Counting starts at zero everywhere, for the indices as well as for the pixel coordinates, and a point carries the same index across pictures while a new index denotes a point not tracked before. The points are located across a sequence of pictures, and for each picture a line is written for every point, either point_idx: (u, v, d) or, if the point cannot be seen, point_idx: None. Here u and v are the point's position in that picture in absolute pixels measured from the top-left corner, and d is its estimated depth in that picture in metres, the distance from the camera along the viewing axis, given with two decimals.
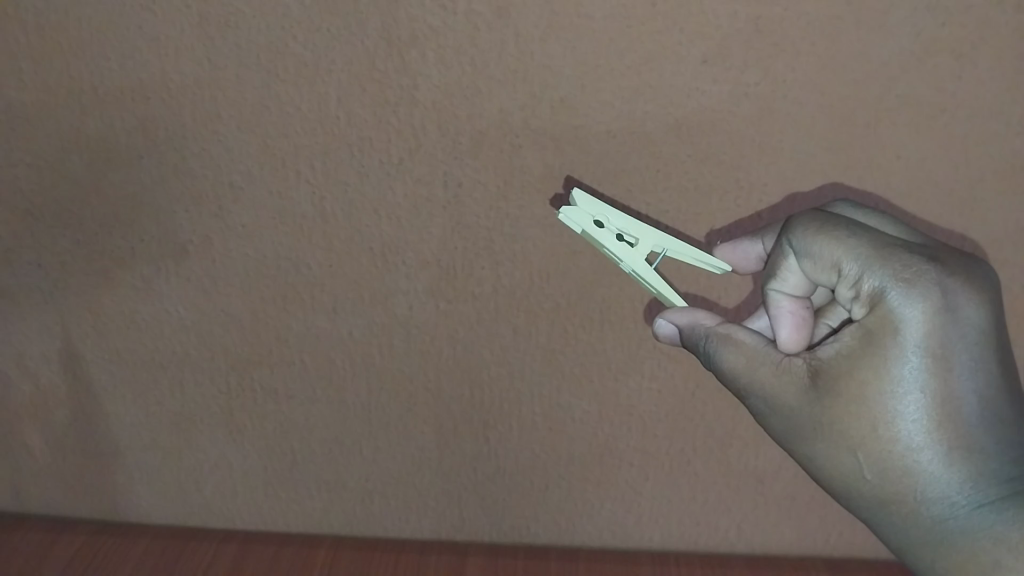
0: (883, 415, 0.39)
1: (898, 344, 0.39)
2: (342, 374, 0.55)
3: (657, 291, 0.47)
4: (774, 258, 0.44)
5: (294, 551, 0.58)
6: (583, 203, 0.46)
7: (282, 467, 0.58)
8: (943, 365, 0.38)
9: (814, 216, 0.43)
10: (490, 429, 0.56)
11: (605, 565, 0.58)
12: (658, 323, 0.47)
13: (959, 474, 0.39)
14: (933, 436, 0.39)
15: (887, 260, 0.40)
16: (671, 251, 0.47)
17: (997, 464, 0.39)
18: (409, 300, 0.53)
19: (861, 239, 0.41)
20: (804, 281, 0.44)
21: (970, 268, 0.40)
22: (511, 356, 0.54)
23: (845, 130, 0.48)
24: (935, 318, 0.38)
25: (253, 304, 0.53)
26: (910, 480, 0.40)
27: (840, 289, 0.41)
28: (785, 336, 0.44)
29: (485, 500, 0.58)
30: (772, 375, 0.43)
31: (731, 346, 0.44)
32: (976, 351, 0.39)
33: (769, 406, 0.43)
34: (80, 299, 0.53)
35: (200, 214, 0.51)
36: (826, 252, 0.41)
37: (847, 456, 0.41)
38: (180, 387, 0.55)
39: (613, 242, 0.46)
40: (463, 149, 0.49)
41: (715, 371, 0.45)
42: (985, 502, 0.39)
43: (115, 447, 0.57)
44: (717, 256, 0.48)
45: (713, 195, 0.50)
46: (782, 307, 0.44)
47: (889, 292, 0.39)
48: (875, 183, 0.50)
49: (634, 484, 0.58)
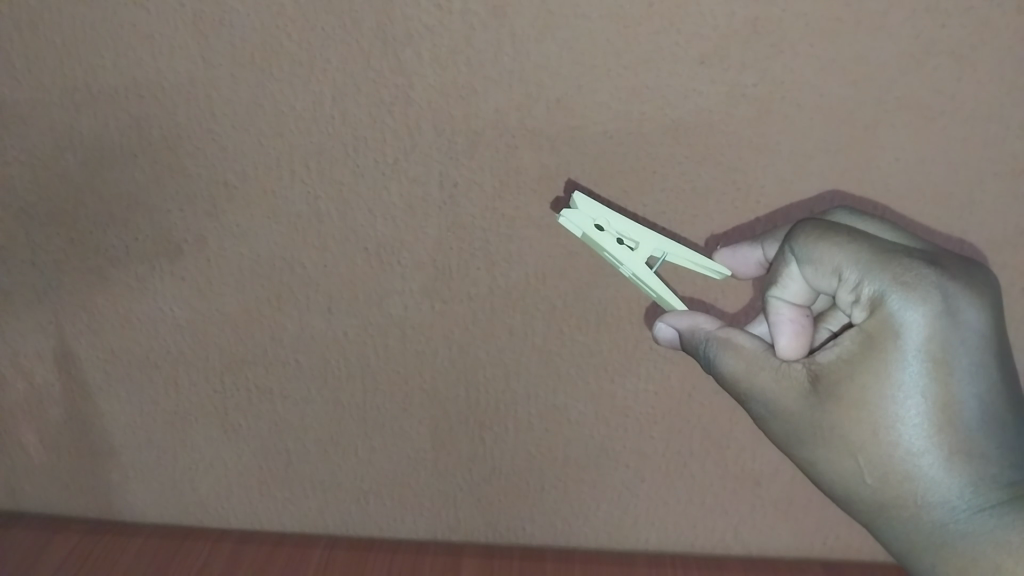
0: (884, 419, 0.40)
1: (898, 349, 0.39)
2: (338, 374, 0.55)
3: (655, 293, 0.48)
4: (774, 266, 0.44)
5: (290, 552, 0.58)
6: (584, 206, 0.46)
7: (278, 468, 0.58)
8: (943, 369, 0.39)
9: (814, 223, 0.43)
10: (486, 429, 0.57)
11: (599, 566, 0.58)
12: (657, 327, 0.48)
13: (959, 477, 0.40)
14: (933, 439, 0.39)
15: (887, 265, 0.40)
16: (671, 255, 0.47)
17: (997, 469, 0.39)
18: (405, 301, 0.53)
19: (861, 245, 0.41)
20: (805, 289, 0.43)
21: (968, 274, 0.41)
22: (507, 357, 0.54)
23: (842, 131, 0.48)
24: (935, 322, 0.39)
25: (248, 304, 0.53)
26: (910, 483, 0.40)
27: (840, 294, 0.42)
28: (785, 343, 0.44)
29: (481, 501, 0.59)
30: (773, 379, 0.43)
31: (731, 350, 0.45)
32: (976, 355, 0.39)
33: (770, 410, 0.44)
34: (74, 299, 0.53)
35: (195, 214, 0.51)
36: (827, 258, 0.42)
37: (849, 460, 0.41)
38: (174, 387, 0.55)
39: (614, 246, 0.46)
40: (459, 149, 0.49)
41: (715, 374, 0.46)
42: (986, 506, 0.39)
43: (110, 446, 0.57)
44: (717, 261, 0.48)
45: (710, 196, 0.50)
46: (782, 314, 0.44)
47: (889, 296, 0.39)
48: (872, 185, 0.50)
49: (630, 485, 0.58)
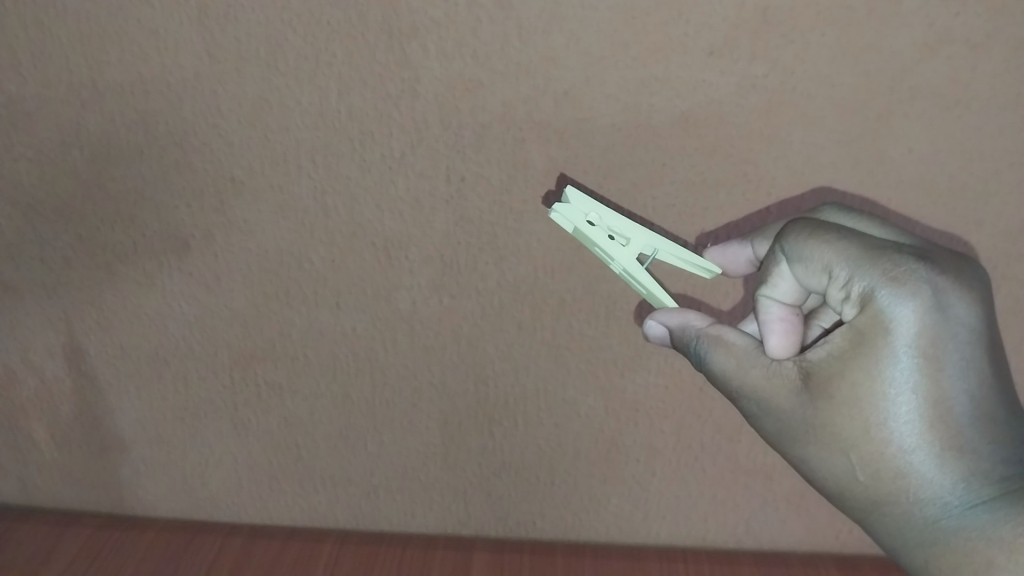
0: (876, 416, 0.39)
1: (889, 345, 0.38)
2: (347, 369, 0.55)
3: (646, 290, 0.46)
4: (765, 264, 0.43)
5: (299, 546, 0.58)
6: (576, 201, 0.46)
7: (288, 463, 0.58)
8: (934, 365, 0.38)
9: (803, 221, 0.42)
10: (495, 424, 0.56)
11: (611, 561, 0.58)
12: (647, 324, 0.47)
13: (951, 474, 0.39)
14: (925, 436, 0.39)
15: (876, 261, 0.39)
16: (662, 251, 0.47)
17: (989, 464, 0.39)
18: (413, 296, 0.52)
19: (850, 241, 0.40)
20: (796, 287, 0.43)
21: (959, 269, 0.40)
22: (516, 352, 0.54)
23: (853, 121, 0.48)
24: (925, 317, 0.38)
25: (256, 299, 0.53)
26: (902, 481, 0.40)
27: (830, 291, 0.41)
28: (774, 342, 0.42)
29: (491, 496, 0.59)
30: (763, 377, 0.42)
31: (721, 348, 0.44)
32: (967, 351, 0.39)
33: (762, 409, 0.43)
34: (82, 295, 0.53)
35: (201, 209, 0.50)
36: (816, 255, 0.41)
37: (840, 458, 0.41)
38: (183, 382, 0.55)
39: (604, 240, 0.46)
40: (466, 142, 0.48)
41: (705, 372, 0.45)
42: (978, 502, 0.39)
43: (120, 442, 0.57)
44: (706, 259, 0.48)
45: (721, 189, 0.49)
46: (772, 314, 0.42)
47: (879, 292, 0.39)
48: (882, 177, 0.49)
49: (640, 480, 0.58)
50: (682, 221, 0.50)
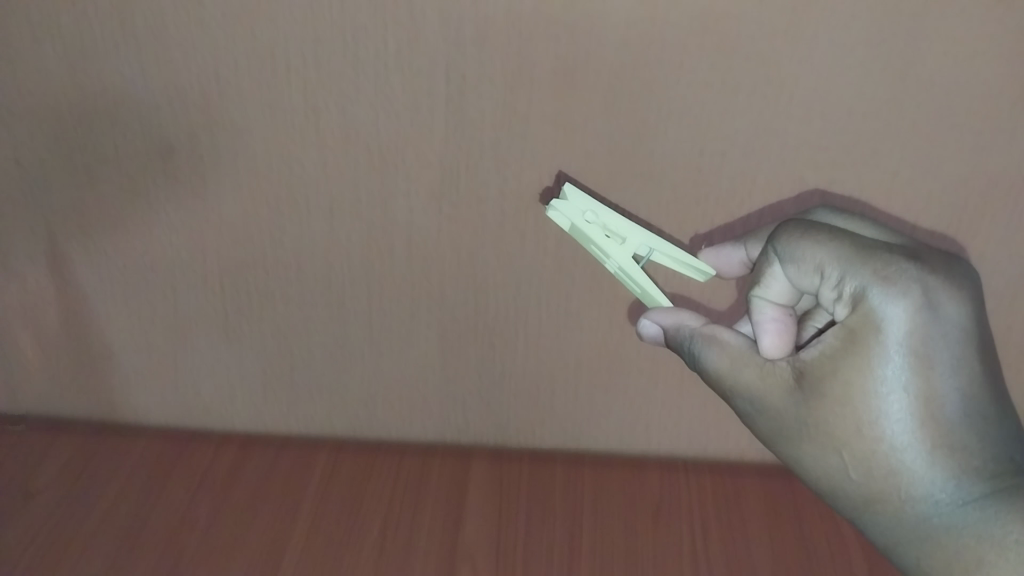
0: (868, 415, 0.40)
1: (881, 343, 0.39)
2: (342, 275, 0.53)
3: (640, 289, 0.48)
4: (758, 266, 0.45)
5: (295, 455, 0.60)
6: (573, 198, 0.47)
7: (285, 364, 0.58)
8: (925, 364, 0.39)
9: (798, 224, 0.44)
10: (494, 335, 0.55)
11: (607, 473, 0.59)
12: (641, 324, 0.49)
13: (942, 470, 0.40)
14: (917, 434, 0.40)
15: (867, 262, 0.41)
16: (658, 252, 0.48)
17: (978, 462, 0.40)
18: (410, 203, 0.50)
19: (844, 244, 0.42)
20: (789, 289, 0.44)
21: (947, 269, 0.42)
22: (517, 264, 0.52)
23: (894, 21, 0.44)
24: (915, 316, 0.39)
25: (245, 203, 0.51)
26: (894, 479, 0.40)
27: (822, 291, 0.42)
28: (768, 342, 0.44)
29: (490, 404, 0.59)
30: (758, 376, 0.44)
31: (716, 346, 0.45)
32: (957, 350, 0.40)
33: (756, 407, 0.44)
34: (65, 196, 0.51)
35: (183, 110, 0.48)
36: (808, 256, 0.42)
37: (833, 456, 0.42)
38: (175, 284, 0.54)
39: (601, 240, 0.47)
40: (467, 39, 0.45)
41: (700, 371, 0.46)
42: (967, 498, 0.40)
43: (113, 343, 0.57)
44: (701, 260, 0.49)
45: (741, 92, 0.46)
46: (766, 315, 0.44)
47: (871, 292, 0.40)
48: (916, 81, 0.45)
49: (643, 391, 0.57)
50: (694, 130, 0.47)
